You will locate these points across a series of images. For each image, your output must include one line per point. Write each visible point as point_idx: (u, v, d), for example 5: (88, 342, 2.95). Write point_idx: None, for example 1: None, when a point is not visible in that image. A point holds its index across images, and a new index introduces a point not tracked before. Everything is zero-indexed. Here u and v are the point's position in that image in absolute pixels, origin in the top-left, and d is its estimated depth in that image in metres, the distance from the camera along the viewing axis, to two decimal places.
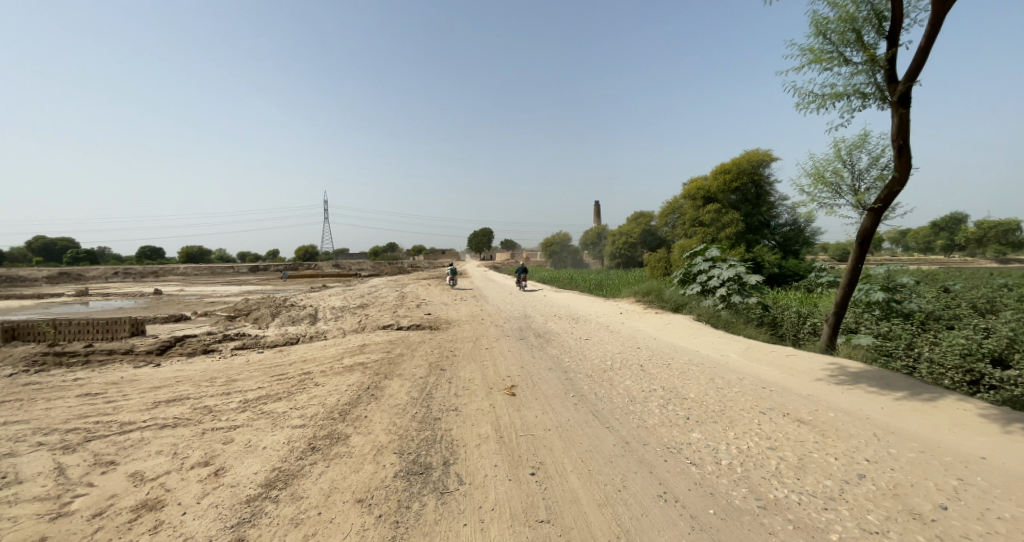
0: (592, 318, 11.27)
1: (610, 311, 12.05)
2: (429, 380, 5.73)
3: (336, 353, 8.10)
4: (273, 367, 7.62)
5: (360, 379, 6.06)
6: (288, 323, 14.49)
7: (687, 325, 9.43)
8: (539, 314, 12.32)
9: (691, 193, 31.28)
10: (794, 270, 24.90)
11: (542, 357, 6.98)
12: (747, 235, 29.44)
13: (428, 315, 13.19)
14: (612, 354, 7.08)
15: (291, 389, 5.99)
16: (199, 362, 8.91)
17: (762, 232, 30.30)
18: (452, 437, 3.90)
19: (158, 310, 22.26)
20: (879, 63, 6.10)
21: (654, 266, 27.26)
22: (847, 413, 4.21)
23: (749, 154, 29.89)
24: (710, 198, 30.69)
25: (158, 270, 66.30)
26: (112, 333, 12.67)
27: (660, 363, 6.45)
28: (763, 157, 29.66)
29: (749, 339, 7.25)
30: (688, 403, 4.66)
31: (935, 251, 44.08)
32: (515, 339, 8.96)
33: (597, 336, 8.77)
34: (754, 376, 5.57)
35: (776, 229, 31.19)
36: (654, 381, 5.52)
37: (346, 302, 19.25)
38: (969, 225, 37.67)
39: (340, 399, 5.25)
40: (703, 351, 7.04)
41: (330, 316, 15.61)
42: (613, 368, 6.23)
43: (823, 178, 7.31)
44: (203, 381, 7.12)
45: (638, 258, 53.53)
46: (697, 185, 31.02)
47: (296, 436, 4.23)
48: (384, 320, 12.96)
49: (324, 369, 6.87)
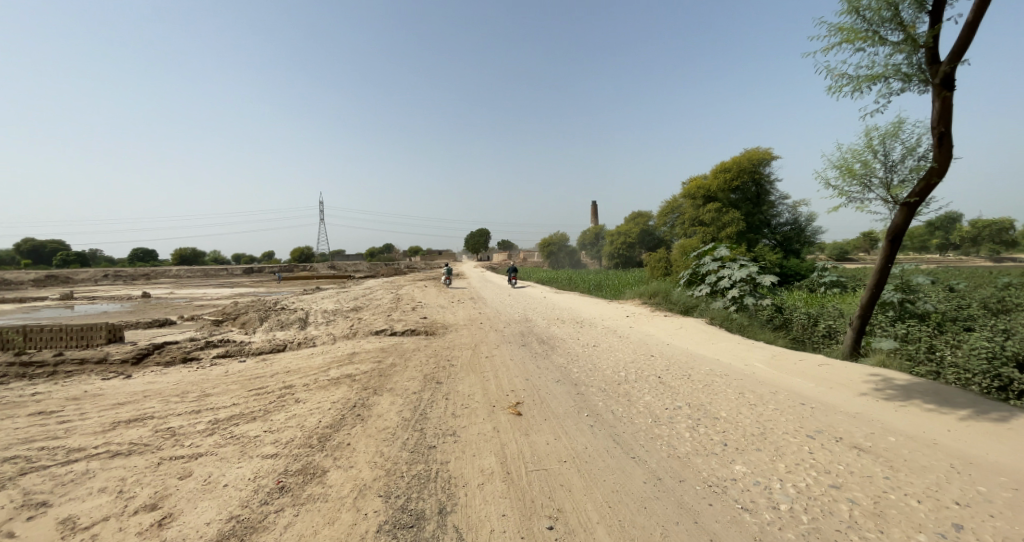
0: (597, 321, 10.63)
1: (615, 314, 11.40)
2: (423, 397, 5.08)
3: (323, 363, 7.43)
4: (252, 380, 6.94)
5: (346, 395, 5.41)
6: (276, 328, 13.78)
7: (700, 329, 8.80)
8: (540, 318, 11.70)
9: (691, 193, 30.79)
10: (797, 270, 24.44)
11: (547, 368, 6.35)
12: (748, 235, 28.94)
13: (423, 318, 12.52)
14: (625, 364, 6.44)
15: (268, 407, 5.33)
16: (174, 373, 8.22)
17: (763, 231, 29.86)
18: (449, 473, 3.26)
19: (143, 315, 21.49)
20: (921, 42, 5.47)
21: (654, 266, 26.63)
22: (911, 438, 3.60)
23: (749, 153, 29.45)
24: (710, 198, 30.21)
25: (150, 272, 65.38)
26: (88, 341, 11.95)
27: (679, 374, 5.81)
28: (763, 156, 29.24)
29: (773, 346, 6.64)
30: (721, 425, 4.04)
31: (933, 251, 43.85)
32: (517, 346, 8.30)
33: (605, 343, 8.14)
34: (789, 390, 4.95)
35: (776, 228, 30.78)
36: (677, 397, 4.90)
37: (339, 306, 18.54)
38: (966, 224, 37.48)
39: (321, 421, 4.60)
40: (725, 360, 6.41)
41: (321, 320, 14.93)
42: (629, 381, 5.60)
43: (852, 170, 6.74)
44: (173, 396, 6.46)
45: (637, 259, 53.08)
46: (697, 184, 30.53)
47: (265, 470, 3.58)
48: (377, 325, 12.27)
49: (307, 383, 6.21)
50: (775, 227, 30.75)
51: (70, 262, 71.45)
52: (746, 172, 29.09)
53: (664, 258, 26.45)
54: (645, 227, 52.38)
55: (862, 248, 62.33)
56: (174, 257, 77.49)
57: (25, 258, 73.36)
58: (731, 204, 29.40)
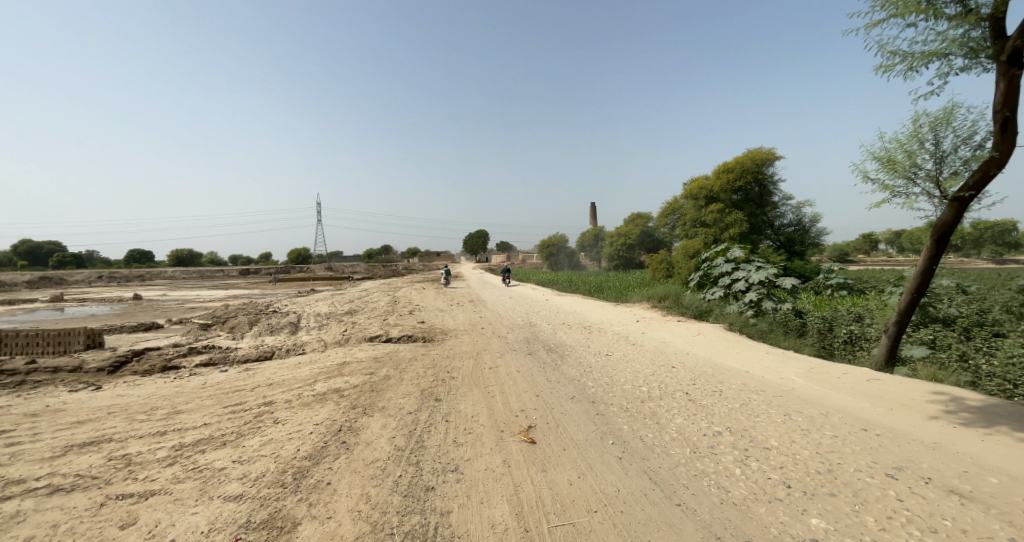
0: (607, 327, 9.93)
1: (625, 320, 10.70)
2: (420, 418, 4.42)
3: (310, 375, 6.74)
4: (230, 393, 6.26)
5: (331, 415, 4.73)
6: (265, 333, 13.06)
7: (721, 335, 8.12)
8: (546, 323, 11.02)
9: (693, 193, 30.15)
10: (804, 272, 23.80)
11: (558, 381, 5.68)
12: (752, 237, 28.32)
13: (420, 323, 11.81)
14: (646, 378, 5.76)
15: (241, 429, 4.65)
16: (148, 384, 7.51)
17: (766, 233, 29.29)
18: (453, 530, 2.61)
19: (130, 318, 20.73)
20: (984, 15, 4.87)
21: (656, 268, 25.98)
22: (1015, 481, 2.97)
23: (752, 154, 28.87)
24: (712, 198, 29.56)
25: (145, 274, 64.56)
26: (65, 347, 11.25)
27: (710, 390, 5.14)
28: (766, 156, 28.66)
29: (809, 357, 5.99)
30: (777, 459, 3.38)
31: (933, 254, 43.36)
32: (523, 355, 7.61)
33: (619, 351, 7.47)
34: (841, 410, 4.30)
35: (780, 229, 30.20)
36: (714, 420, 4.24)
37: (334, 309, 17.82)
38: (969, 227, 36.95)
39: (300, 449, 3.93)
40: (757, 372, 5.75)
41: (314, 324, 14.22)
42: (654, 398, 4.93)
43: (895, 161, 6.12)
44: (140, 413, 5.77)
45: (637, 261, 52.46)
46: (699, 184, 29.88)
47: (226, 520, 2.91)
48: (372, 330, 11.54)
49: (290, 399, 5.54)
50: (778, 228, 30.15)
51: (65, 263, 70.52)
52: (750, 172, 28.50)
53: (666, 259, 25.79)
54: (644, 228, 51.81)
55: (862, 250, 61.82)
56: (170, 258, 76.62)
57: (18, 259, 72.34)
58: (733, 205, 28.80)
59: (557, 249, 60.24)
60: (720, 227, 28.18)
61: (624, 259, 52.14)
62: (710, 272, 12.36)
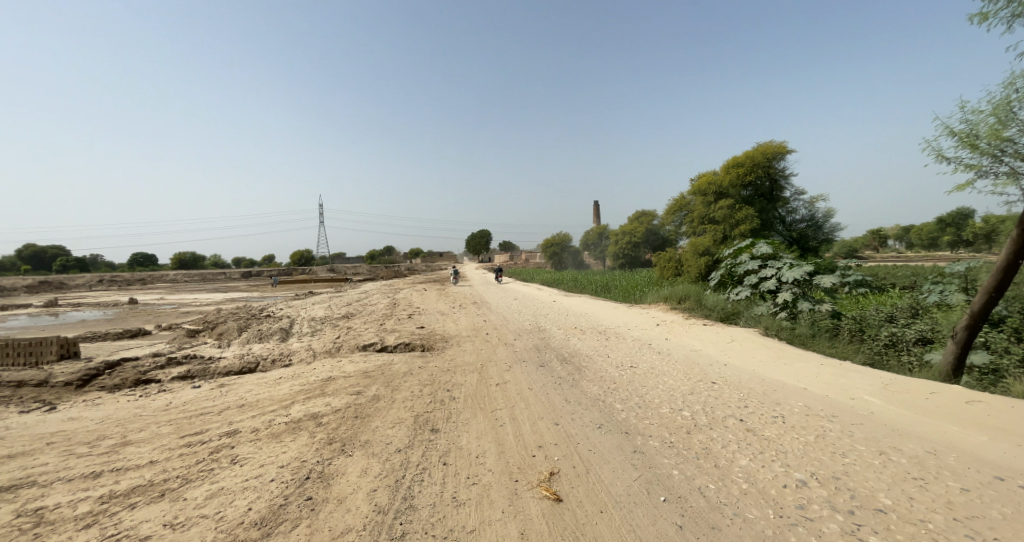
0: (625, 334, 8.95)
1: (644, 324, 9.72)
2: (412, 460, 3.49)
3: (288, 394, 5.81)
4: (193, 418, 5.34)
5: (302, 453, 3.79)
6: (253, 341, 12.13)
7: (759, 342, 7.14)
8: (556, 327, 10.08)
9: (701, 189, 28.89)
10: None
11: (580, 404, 4.73)
12: (763, 233, 27.22)
13: (419, 329, 10.85)
14: (684, 398, 4.79)
15: (189, 472, 3.73)
16: (108, 404, 6.62)
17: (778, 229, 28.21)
18: None
19: (120, 323, 19.91)
20: None
21: (664, 266, 24.99)
22: None
23: (762, 147, 27.77)
24: (721, 195, 28.30)
25: (146, 276, 64.14)
26: (36, 358, 10.40)
27: (769, 416, 4.16)
28: (777, 150, 27.52)
29: (879, 374, 5.04)
30: (904, 532, 2.42)
31: (944, 249, 42.12)
32: (534, 367, 6.63)
33: (645, 363, 6.48)
34: (951, 447, 3.36)
35: (792, 225, 29.12)
36: (791, 464, 3.27)
37: (330, 313, 16.90)
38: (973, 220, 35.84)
39: (252, 510, 3.00)
40: (819, 392, 4.78)
41: (307, 330, 13.32)
42: (702, 428, 3.96)
43: (978, 137, 5.18)
44: (82, 444, 4.86)
45: (642, 259, 51.49)
46: (707, 179, 28.76)
47: None
48: (366, 337, 10.58)
49: (260, 426, 4.63)
50: (790, 224, 29.01)
51: (68, 267, 70.14)
52: (760, 166, 27.41)
53: (674, 257, 24.81)
54: (649, 226, 50.73)
55: (871, 246, 60.48)
56: (173, 261, 76.39)
57: (21, 263, 72.06)
58: (744, 200, 27.71)
59: (560, 248, 59.15)
60: (730, 224, 27.10)
61: (628, 257, 51.08)
62: (735, 270, 11.34)
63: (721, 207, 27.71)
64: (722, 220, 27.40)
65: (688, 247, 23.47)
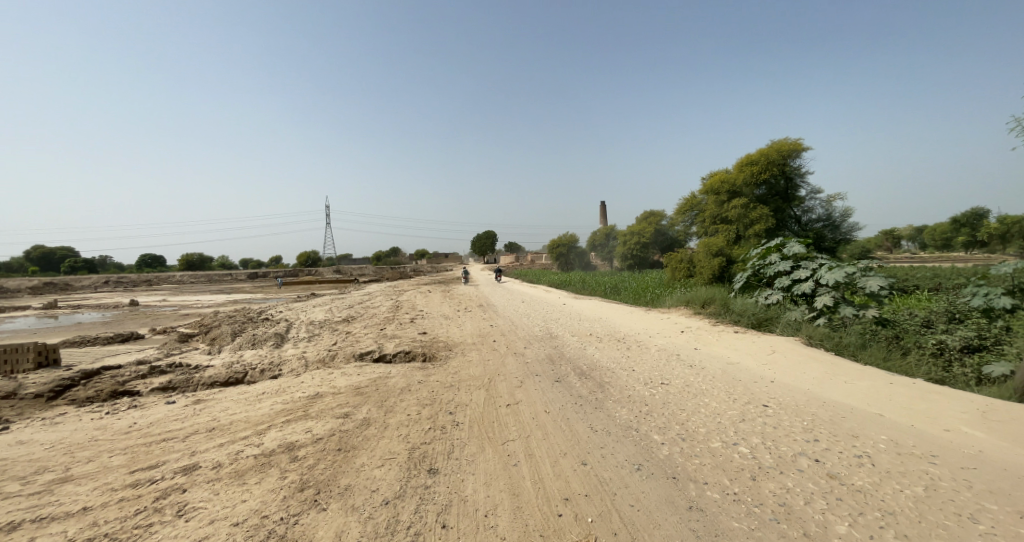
0: (648, 343, 8.11)
1: (667, 331, 8.89)
2: (402, 521, 2.71)
3: (266, 415, 5.03)
4: (153, 446, 4.58)
5: (263, 505, 3.01)
6: (245, 347, 11.39)
7: (804, 353, 6.30)
8: (569, 334, 9.25)
9: (713, 188, 27.78)
10: None
11: (610, 434, 3.93)
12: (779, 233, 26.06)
13: (421, 335, 10.02)
14: (736, 428, 3.95)
15: (121, 530, 2.97)
16: (69, 423, 5.89)
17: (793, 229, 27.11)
18: None
19: (116, 327, 19.33)
20: None
21: (676, 268, 24.03)
22: None
23: (776, 144, 26.74)
24: (734, 193, 27.17)
25: (153, 278, 64.15)
26: (13, 366, 9.75)
27: (852, 455, 3.32)
28: (792, 147, 26.46)
29: (970, 400, 4.18)
30: None
31: (962, 249, 40.62)
32: (549, 382, 5.79)
33: (677, 379, 5.62)
34: None
35: (808, 224, 28.01)
36: (907, 537, 2.43)
37: (330, 316, 16.12)
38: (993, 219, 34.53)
39: None
40: (902, 420, 3.92)
41: (303, 335, 12.57)
42: (770, 473, 3.12)
43: None
44: (19, 478, 4.13)
45: (651, 260, 50.42)
46: (720, 177, 27.69)
47: None
48: (364, 344, 9.79)
49: (223, 461, 3.86)
50: (806, 223, 27.82)
51: (78, 269, 70.31)
52: (775, 164, 26.25)
53: (686, 258, 23.84)
54: (657, 227, 49.62)
55: (885, 247, 59.07)
56: (181, 263, 76.56)
57: (32, 265, 72.49)
58: (757, 199, 26.65)
59: (567, 249, 58.04)
60: (743, 224, 25.93)
61: (636, 258, 50.02)
62: (764, 272, 10.43)
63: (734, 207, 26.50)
64: (735, 220, 26.25)
65: (700, 247, 22.48)
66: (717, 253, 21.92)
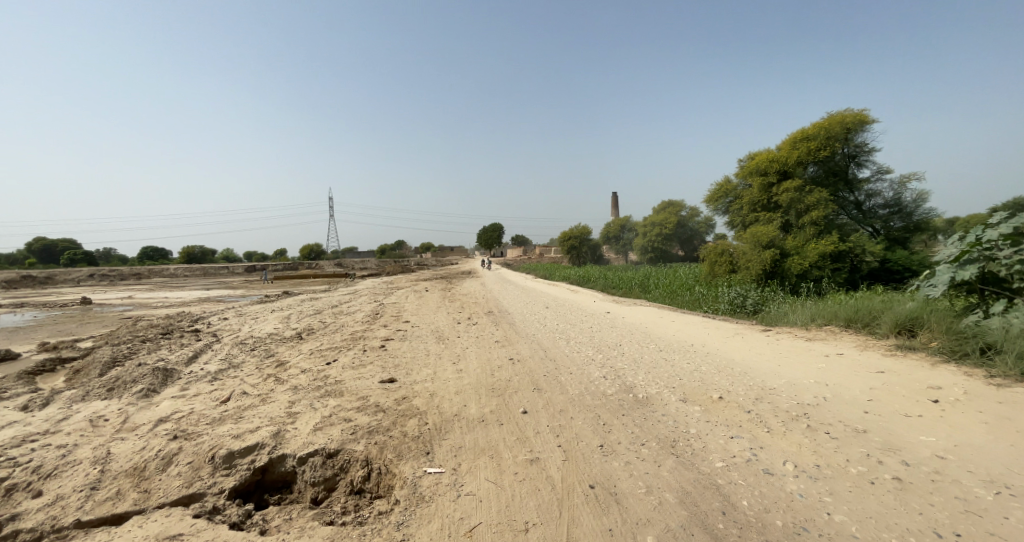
0: (911, 449, 3.31)
1: (903, 407, 4.08)
2: None
3: None
4: None
5: None
6: (96, 396, 6.61)
7: None
8: (676, 408, 4.38)
9: (754, 168, 19.50)
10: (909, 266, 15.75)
11: None
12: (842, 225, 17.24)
13: (382, 392, 5.17)
14: None
15: None
16: None
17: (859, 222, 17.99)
18: None
19: (10, 338, 14.46)
20: None
21: (715, 262, 18.99)
22: None
23: (838, 115, 17.97)
24: (782, 177, 18.83)
25: (144, 270, 60.18)
26: None
27: None
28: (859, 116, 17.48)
29: None
30: None
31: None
32: None
33: None
34: None
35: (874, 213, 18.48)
36: None
37: (278, 330, 11.36)
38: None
39: None
40: None
41: (208, 368, 7.82)
42: None
43: None
44: None
45: (672, 254, 45.16)
46: (764, 155, 19.29)
47: None
48: (273, 407, 4.99)
49: None
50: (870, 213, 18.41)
51: (76, 260, 66.54)
52: (837, 141, 17.45)
53: (728, 250, 18.66)
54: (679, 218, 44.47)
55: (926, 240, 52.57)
56: (180, 256, 72.89)
57: (32, 257, 69.05)
58: (812, 183, 18.19)
59: (580, 242, 52.53)
60: (795, 212, 17.75)
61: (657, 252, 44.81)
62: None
63: (784, 192, 18.19)
64: (784, 207, 18.02)
65: (747, 238, 17.35)
66: (768, 246, 16.77)
